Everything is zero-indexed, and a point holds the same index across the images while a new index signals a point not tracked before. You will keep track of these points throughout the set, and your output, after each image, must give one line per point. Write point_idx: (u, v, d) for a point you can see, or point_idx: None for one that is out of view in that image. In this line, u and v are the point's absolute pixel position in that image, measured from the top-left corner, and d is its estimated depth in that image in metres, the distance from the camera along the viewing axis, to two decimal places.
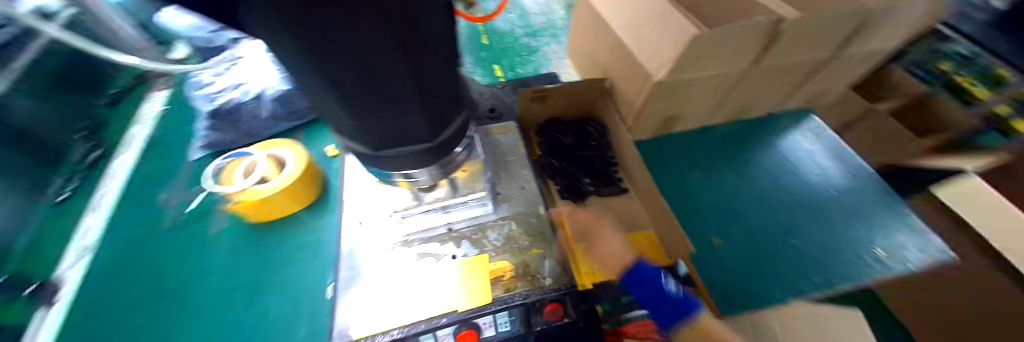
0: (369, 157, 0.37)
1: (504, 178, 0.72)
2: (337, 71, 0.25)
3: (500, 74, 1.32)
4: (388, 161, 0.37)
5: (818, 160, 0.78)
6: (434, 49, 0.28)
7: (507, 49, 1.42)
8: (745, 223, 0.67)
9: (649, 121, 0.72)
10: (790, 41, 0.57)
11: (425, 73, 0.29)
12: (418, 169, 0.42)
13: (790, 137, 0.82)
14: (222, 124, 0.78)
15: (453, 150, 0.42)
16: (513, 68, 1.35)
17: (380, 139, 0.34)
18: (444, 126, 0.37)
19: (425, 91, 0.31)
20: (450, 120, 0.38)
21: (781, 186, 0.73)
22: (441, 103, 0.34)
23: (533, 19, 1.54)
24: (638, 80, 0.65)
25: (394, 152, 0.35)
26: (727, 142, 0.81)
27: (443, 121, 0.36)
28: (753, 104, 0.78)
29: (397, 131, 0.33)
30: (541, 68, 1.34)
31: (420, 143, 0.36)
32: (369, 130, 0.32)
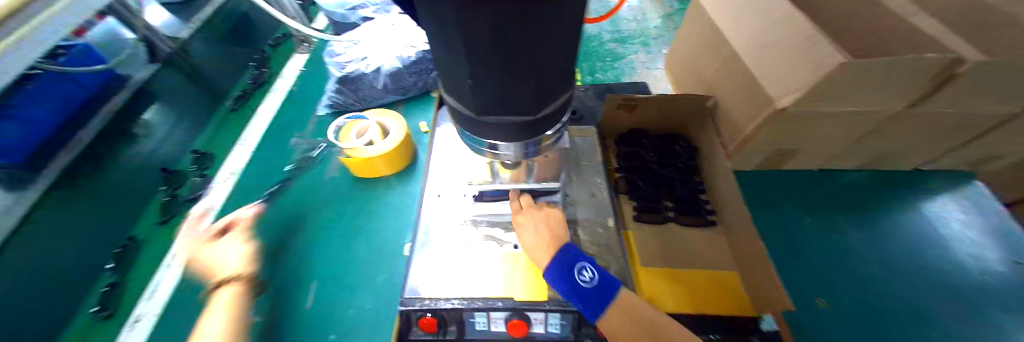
0: (469, 119, 0.40)
1: (576, 181, 0.73)
2: (483, 42, 0.27)
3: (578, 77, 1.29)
4: (487, 129, 0.39)
5: (975, 236, 0.63)
6: (567, 31, 0.29)
7: (592, 52, 1.40)
8: (861, 290, 0.58)
9: (753, 150, 0.65)
10: (969, 87, 0.47)
11: (551, 51, 0.30)
12: (507, 143, 0.43)
13: (939, 201, 0.68)
14: (345, 89, 0.90)
15: (545, 132, 0.43)
16: (593, 72, 1.32)
17: (487, 102, 0.35)
18: (547, 103, 0.38)
19: (544, 67, 0.32)
20: (554, 99, 0.38)
21: (916, 257, 0.61)
22: (555, 81, 0.35)
23: (623, 26, 1.49)
24: (754, 103, 0.59)
25: (496, 120, 0.37)
26: (848, 191, 0.69)
27: (551, 99, 0.37)
28: (893, 154, 0.66)
29: (506, 101, 0.35)
30: (622, 75, 1.29)
31: (523, 116, 0.37)
32: (482, 95, 0.34)
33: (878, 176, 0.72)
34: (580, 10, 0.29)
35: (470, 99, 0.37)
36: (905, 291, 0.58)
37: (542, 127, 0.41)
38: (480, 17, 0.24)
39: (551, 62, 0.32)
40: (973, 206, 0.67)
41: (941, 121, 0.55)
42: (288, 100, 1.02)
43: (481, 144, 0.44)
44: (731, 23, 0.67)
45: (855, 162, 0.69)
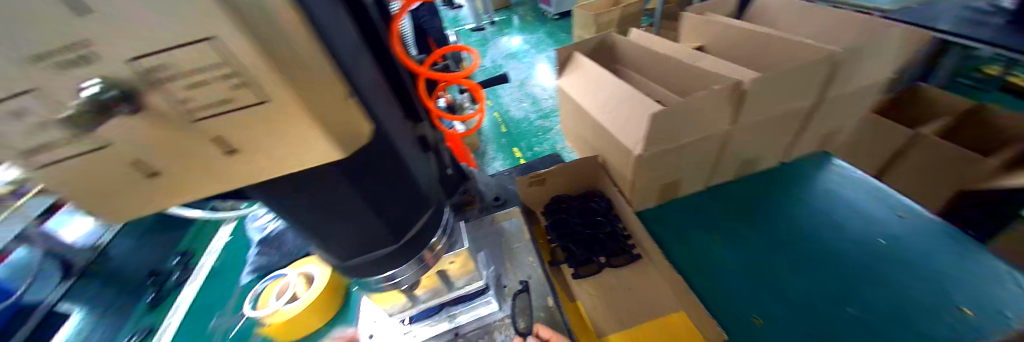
0: (339, 268, 0.36)
1: (510, 269, 0.68)
2: (301, 211, 0.27)
3: (520, 156, 1.40)
4: (360, 272, 0.36)
5: (851, 204, 0.72)
6: (388, 172, 0.30)
7: (524, 132, 1.53)
8: (789, 294, 0.60)
9: (646, 190, 0.72)
10: (760, 101, 0.60)
11: (391, 203, 0.32)
12: (398, 270, 0.37)
13: (814, 180, 0.77)
14: (268, 250, 0.90)
15: (431, 243, 0.39)
16: (531, 147, 1.44)
17: (346, 248, 0.33)
18: (409, 225, 0.35)
19: (391, 217, 0.33)
20: (415, 219, 0.36)
21: (820, 241, 0.66)
22: (404, 210, 0.34)
23: (544, 104, 1.67)
24: (623, 155, 0.67)
25: (359, 261, 0.34)
26: (740, 197, 0.76)
27: (406, 224, 0.35)
28: (759, 157, 0.75)
29: (357, 241, 0.32)
30: (557, 143, 1.42)
31: (386, 246, 0.34)
32: (331, 244, 0.32)
33: (760, 177, 0.80)
34: (395, 152, 0.30)
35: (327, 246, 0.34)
36: (830, 280, 0.61)
37: (421, 249, 0.38)
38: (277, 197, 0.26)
39: (396, 209, 0.33)
40: (844, 181, 0.76)
41: (769, 125, 0.66)
42: (209, 278, 0.97)
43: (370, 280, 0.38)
44: (579, 95, 0.81)
45: (730, 173, 0.77)
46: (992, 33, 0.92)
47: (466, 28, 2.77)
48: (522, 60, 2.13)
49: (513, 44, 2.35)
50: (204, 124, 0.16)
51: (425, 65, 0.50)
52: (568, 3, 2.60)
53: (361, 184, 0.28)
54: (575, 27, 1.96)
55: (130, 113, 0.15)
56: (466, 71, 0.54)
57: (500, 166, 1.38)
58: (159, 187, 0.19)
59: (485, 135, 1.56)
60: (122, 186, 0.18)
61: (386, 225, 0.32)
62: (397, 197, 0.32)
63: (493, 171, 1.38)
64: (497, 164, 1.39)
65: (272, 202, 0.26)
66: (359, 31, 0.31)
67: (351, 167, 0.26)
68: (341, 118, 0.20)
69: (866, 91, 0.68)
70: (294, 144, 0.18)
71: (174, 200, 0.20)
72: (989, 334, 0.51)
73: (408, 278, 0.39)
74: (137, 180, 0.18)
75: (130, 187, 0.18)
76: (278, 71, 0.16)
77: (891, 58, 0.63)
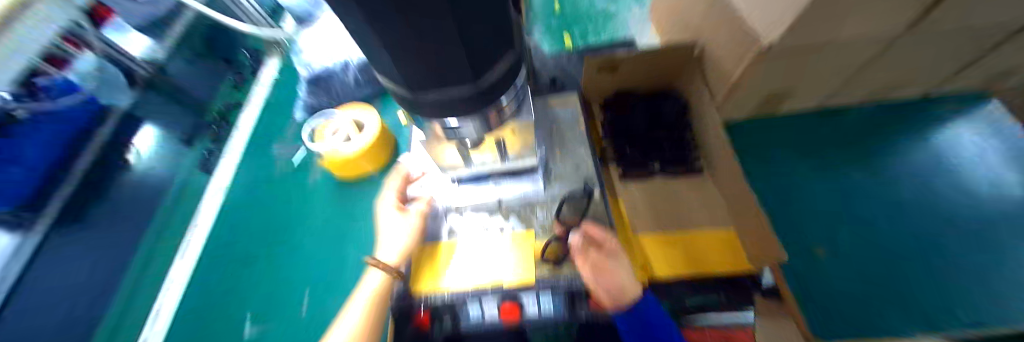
0: (406, 101, 0.32)
1: (560, 154, 0.66)
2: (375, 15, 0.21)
3: (571, 43, 1.22)
4: (425, 112, 0.32)
5: (991, 162, 0.60)
6: None
7: (583, 12, 1.29)
8: (868, 237, 0.57)
9: (744, 98, 0.61)
10: None
11: (480, 29, 0.25)
12: (461, 121, 0.35)
13: (957, 126, 0.64)
14: (316, 89, 0.85)
15: (498, 99, 0.35)
16: (585, 37, 1.24)
17: (415, 80, 0.27)
18: (490, 68, 0.29)
19: (477, 50, 0.26)
20: (498, 62, 0.30)
21: (928, 193, 0.59)
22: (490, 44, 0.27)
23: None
24: (740, 49, 0.53)
25: (429, 96, 0.30)
26: (852, 130, 0.67)
27: (488, 66, 0.28)
28: (904, 80, 0.60)
29: (433, 77, 0.27)
30: (616, 35, 1.21)
31: (462, 87, 0.29)
32: (401, 70, 0.27)
33: (883, 109, 0.67)
34: None
35: (393, 73, 0.28)
36: (920, 233, 0.56)
37: (495, 99, 0.33)
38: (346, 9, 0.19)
39: (482, 39, 0.26)
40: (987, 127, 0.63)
41: (952, 42, 0.49)
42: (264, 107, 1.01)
43: (435, 124, 0.36)
44: None
45: (855, 94, 0.63)
46: None
47: None
48: None
49: None
50: None
51: None
52: None
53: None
54: None
55: None
56: None
57: (547, 49, 1.22)
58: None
59: (536, 10, 1.32)
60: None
61: (471, 60, 0.26)
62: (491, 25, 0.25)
63: (545, 53, 1.22)
64: (544, 46, 1.22)
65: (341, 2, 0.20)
66: None
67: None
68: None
69: None
70: None
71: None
72: None
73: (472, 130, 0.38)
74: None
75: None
76: None
77: None
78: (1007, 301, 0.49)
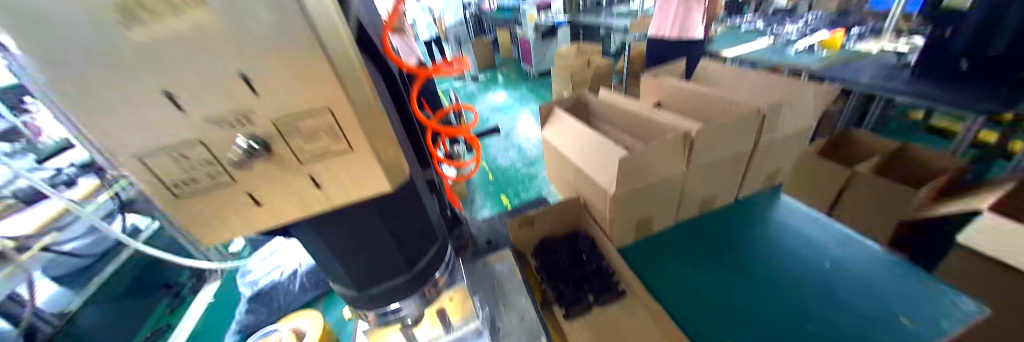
0: (355, 299, 0.41)
1: (503, 309, 0.71)
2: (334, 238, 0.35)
3: (508, 202, 1.46)
4: (371, 304, 0.41)
5: (801, 233, 0.83)
6: (409, 213, 0.38)
7: (510, 179, 1.61)
8: (757, 319, 0.67)
9: (625, 227, 0.80)
10: (709, 145, 0.72)
11: (404, 235, 0.39)
12: (402, 302, 0.43)
13: (768, 213, 0.89)
14: (258, 305, 0.84)
15: (433, 277, 0.45)
16: (518, 194, 1.50)
17: (363, 277, 0.39)
18: (419, 256, 0.41)
19: (405, 247, 0.39)
20: (425, 250, 0.42)
21: (778, 267, 0.76)
22: (416, 240, 0.40)
23: (528, 154, 1.78)
24: (602, 195, 0.76)
25: (374, 289, 0.40)
26: (709, 231, 0.86)
27: (415, 255, 0.41)
28: (720, 192, 0.86)
29: (376, 271, 0.38)
30: (542, 190, 1.49)
31: (398, 276, 0.40)
32: (352, 273, 0.38)
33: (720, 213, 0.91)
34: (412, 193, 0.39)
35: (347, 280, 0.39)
36: (789, 304, 0.68)
37: (427, 282, 0.44)
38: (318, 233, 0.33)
39: (408, 241, 0.40)
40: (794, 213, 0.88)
41: (720, 166, 0.78)
42: (191, 340, 0.93)
43: (370, 311, 0.42)
44: (561, 144, 0.92)
45: (696, 207, 0.87)
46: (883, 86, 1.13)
47: (455, 86, 2.99)
48: (506, 114, 2.30)
49: (498, 100, 2.56)
50: (307, 163, 0.24)
51: (431, 120, 0.59)
52: (545, 64, 2.90)
53: (384, 213, 0.35)
54: (553, 85, 2.18)
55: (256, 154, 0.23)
56: (466, 126, 0.64)
57: (486, 213, 1.42)
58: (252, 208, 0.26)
59: (472, 185, 1.62)
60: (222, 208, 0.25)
61: (402, 254, 0.39)
62: (412, 228, 0.40)
63: (482, 216, 1.42)
64: (483, 211, 1.43)
65: (316, 232, 0.34)
66: (389, 93, 0.41)
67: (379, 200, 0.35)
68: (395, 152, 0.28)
69: (797, 134, 0.83)
70: (358, 177, 0.26)
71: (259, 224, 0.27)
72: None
73: (411, 311, 0.45)
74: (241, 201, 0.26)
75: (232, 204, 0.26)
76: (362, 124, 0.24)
77: (807, 108, 0.78)
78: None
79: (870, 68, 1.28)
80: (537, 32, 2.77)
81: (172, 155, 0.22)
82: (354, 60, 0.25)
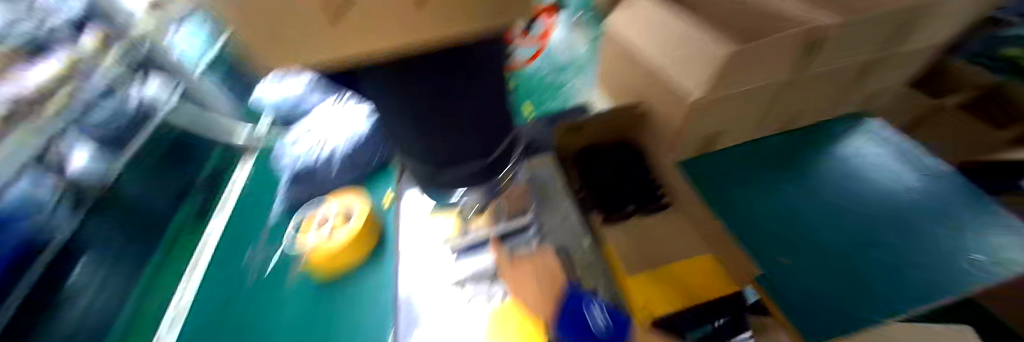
0: (414, 178, 0.46)
1: (546, 211, 0.73)
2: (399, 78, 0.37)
3: (532, 110, 1.36)
4: (431, 166, 0.46)
5: (885, 168, 0.72)
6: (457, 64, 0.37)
7: (540, 82, 1.45)
8: (818, 239, 0.62)
9: (690, 139, 0.72)
10: (832, 49, 0.58)
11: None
12: None
13: (849, 142, 0.78)
14: None
15: None
16: (545, 101, 1.39)
17: (426, 151, 0.44)
18: (476, 140, 0.48)
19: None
20: (478, 139, 0.46)
21: (848, 193, 0.68)
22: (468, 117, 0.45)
23: (559, 58, 1.47)
24: (676, 101, 0.67)
25: (435, 152, 0.45)
26: (778, 155, 0.77)
27: (467, 132, 0.47)
28: (802, 114, 0.75)
29: (434, 123, 0.44)
30: (574, 96, 1.37)
31: (457, 143, 0.46)
32: (417, 129, 0.44)
33: (795, 135, 0.81)
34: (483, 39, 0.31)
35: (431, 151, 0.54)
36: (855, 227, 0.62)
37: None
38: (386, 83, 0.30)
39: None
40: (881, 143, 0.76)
41: (823, 79, 0.65)
42: None
43: None
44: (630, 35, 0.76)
45: (773, 127, 0.77)
46: None
47: None
48: None
49: None
50: None
51: None
52: None
53: (440, 86, 0.29)
54: None
55: None
56: None
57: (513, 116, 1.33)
58: (296, 47, 0.26)
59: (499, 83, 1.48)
60: (285, 52, 0.26)
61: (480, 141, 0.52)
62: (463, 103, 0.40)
63: None
64: None
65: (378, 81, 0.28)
66: None
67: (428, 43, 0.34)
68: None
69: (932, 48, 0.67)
70: None
71: (301, 59, 0.27)
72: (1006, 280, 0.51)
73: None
74: (280, 36, 0.25)
75: (274, 42, 0.25)
76: None
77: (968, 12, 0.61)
78: (941, 271, 0.54)
79: None
80: None
81: None
82: None
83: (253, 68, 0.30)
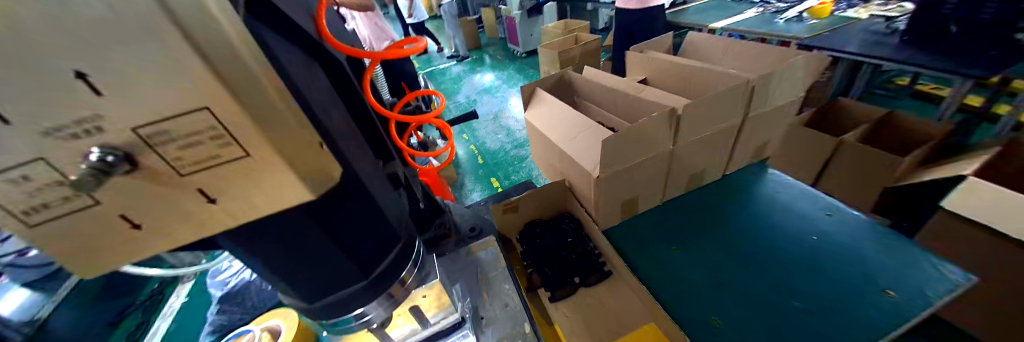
0: (310, 310, 0.37)
1: (486, 298, 0.70)
2: (268, 248, 0.30)
3: (497, 185, 1.42)
4: (329, 313, 0.38)
5: (786, 212, 0.80)
6: (354, 208, 0.33)
7: (504, 162, 1.54)
8: (745, 293, 0.66)
9: (610, 209, 0.78)
10: (694, 121, 0.69)
11: (363, 242, 0.35)
12: (365, 306, 0.39)
13: (757, 189, 0.87)
14: (229, 306, 0.84)
15: (395, 276, 0.41)
16: (508, 176, 1.46)
17: (314, 289, 0.35)
18: (376, 262, 0.38)
19: (359, 256, 0.36)
20: (382, 255, 0.38)
21: (763, 239, 0.75)
22: (367, 245, 0.36)
23: (517, 135, 1.71)
24: (585, 178, 0.74)
25: (331, 298, 0.36)
26: (699, 209, 0.83)
27: (366, 260, 0.36)
28: (704, 172, 0.84)
29: (322, 280, 0.34)
30: (533, 171, 1.45)
31: (354, 282, 0.37)
32: (299, 286, 0.34)
33: (709, 187, 0.89)
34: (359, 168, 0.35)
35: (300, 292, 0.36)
36: (773, 274, 0.68)
37: (389, 283, 0.40)
38: (254, 246, 0.29)
39: (362, 249, 0.36)
40: (781, 186, 0.87)
41: (704, 143, 0.75)
42: None
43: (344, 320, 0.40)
44: (541, 125, 0.87)
45: (684, 187, 0.85)
46: (864, 58, 1.11)
47: (439, 67, 2.86)
48: (493, 94, 2.20)
49: (485, 80, 2.46)
50: (192, 176, 0.20)
51: (396, 107, 0.54)
52: (533, 43, 2.81)
53: (327, 224, 0.31)
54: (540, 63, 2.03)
55: (126, 172, 0.18)
56: (435, 111, 0.58)
57: (478, 195, 1.38)
58: (138, 237, 0.21)
59: (463, 167, 1.57)
60: (116, 242, 0.21)
61: (351, 259, 0.34)
62: (365, 238, 0.35)
63: (472, 201, 1.37)
64: (475, 194, 1.39)
65: (242, 244, 0.29)
66: (329, 81, 0.35)
67: (325, 209, 0.30)
68: (335, 161, 0.25)
69: (784, 107, 0.80)
70: (270, 191, 0.22)
71: (153, 244, 0.22)
72: (911, 315, 0.58)
73: (378, 315, 0.42)
74: (117, 228, 0.20)
75: (106, 234, 0.20)
76: (254, 119, 0.19)
77: (797, 79, 0.75)
78: (853, 313, 0.60)
79: (859, 35, 1.26)
80: (523, 8, 2.64)
81: (11, 179, 0.17)
82: (242, 31, 0.19)
83: (83, 278, 0.22)
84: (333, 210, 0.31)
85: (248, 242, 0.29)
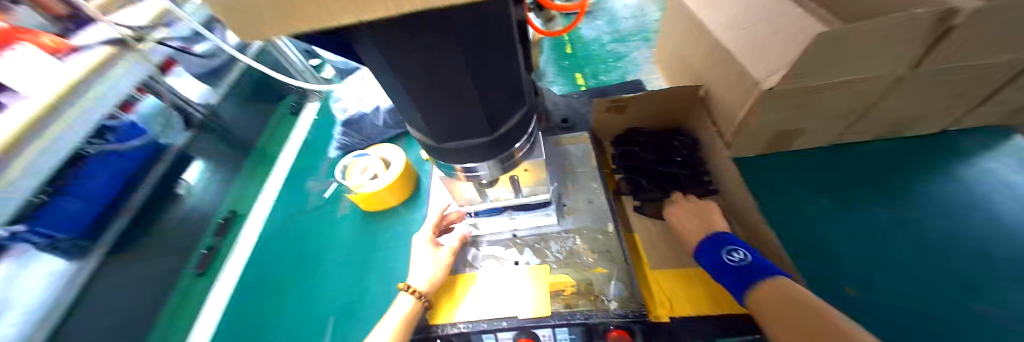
0: (433, 149, 0.43)
1: (571, 190, 0.72)
2: (412, 71, 0.31)
3: (582, 83, 1.23)
4: (450, 158, 0.43)
5: (1020, 196, 0.56)
6: (496, 53, 0.33)
7: (594, 56, 1.31)
8: (908, 270, 0.51)
9: (753, 134, 0.63)
10: (979, 37, 0.44)
11: (491, 89, 0.35)
12: (480, 164, 0.45)
13: (977, 159, 0.62)
14: (350, 131, 0.97)
15: (513, 146, 0.45)
16: (596, 75, 1.25)
17: (442, 131, 0.39)
18: (500, 123, 0.41)
19: (490, 110, 0.37)
20: (506, 118, 0.41)
21: (964, 221, 0.55)
22: (497, 98, 0.37)
23: (624, 25, 1.39)
24: (743, 87, 0.58)
25: (455, 144, 0.41)
26: (868, 164, 0.64)
27: (495, 115, 0.38)
28: (913, 117, 0.61)
29: (453, 121, 0.37)
30: (630, 74, 1.23)
31: (480, 136, 0.40)
32: (431, 123, 0.38)
33: (893, 141, 0.67)
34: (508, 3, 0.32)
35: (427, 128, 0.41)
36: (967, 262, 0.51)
37: (506, 148, 0.44)
38: (405, 64, 0.31)
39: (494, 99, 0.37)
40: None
41: (956, 77, 0.51)
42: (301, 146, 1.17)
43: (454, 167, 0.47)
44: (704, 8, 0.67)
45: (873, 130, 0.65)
46: None
47: None
48: None
49: None
50: None
51: None
52: None
53: (473, 56, 0.31)
54: None
55: None
56: None
57: (558, 89, 1.23)
58: None
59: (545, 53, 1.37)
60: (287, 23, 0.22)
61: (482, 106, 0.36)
62: (494, 85, 0.35)
63: (558, 93, 1.25)
64: (555, 87, 1.24)
65: (397, 62, 0.30)
66: None
67: (474, 38, 0.30)
68: None
69: None
70: None
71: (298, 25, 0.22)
72: None
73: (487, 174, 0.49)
74: None
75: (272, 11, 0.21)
76: None
77: None
78: None
79: None
80: None
81: None
82: None
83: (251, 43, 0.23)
84: (484, 42, 0.31)
85: (404, 60, 0.30)
